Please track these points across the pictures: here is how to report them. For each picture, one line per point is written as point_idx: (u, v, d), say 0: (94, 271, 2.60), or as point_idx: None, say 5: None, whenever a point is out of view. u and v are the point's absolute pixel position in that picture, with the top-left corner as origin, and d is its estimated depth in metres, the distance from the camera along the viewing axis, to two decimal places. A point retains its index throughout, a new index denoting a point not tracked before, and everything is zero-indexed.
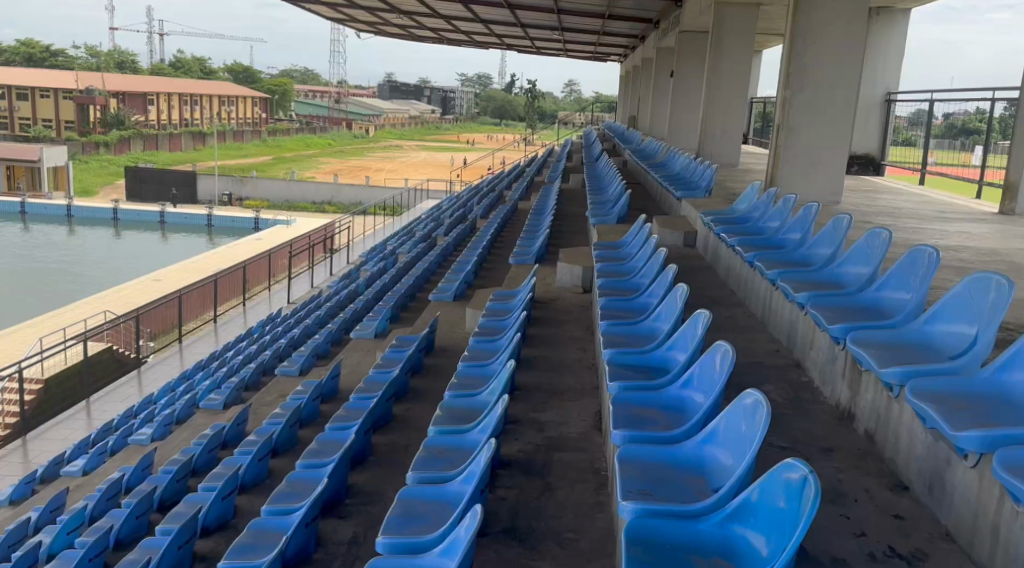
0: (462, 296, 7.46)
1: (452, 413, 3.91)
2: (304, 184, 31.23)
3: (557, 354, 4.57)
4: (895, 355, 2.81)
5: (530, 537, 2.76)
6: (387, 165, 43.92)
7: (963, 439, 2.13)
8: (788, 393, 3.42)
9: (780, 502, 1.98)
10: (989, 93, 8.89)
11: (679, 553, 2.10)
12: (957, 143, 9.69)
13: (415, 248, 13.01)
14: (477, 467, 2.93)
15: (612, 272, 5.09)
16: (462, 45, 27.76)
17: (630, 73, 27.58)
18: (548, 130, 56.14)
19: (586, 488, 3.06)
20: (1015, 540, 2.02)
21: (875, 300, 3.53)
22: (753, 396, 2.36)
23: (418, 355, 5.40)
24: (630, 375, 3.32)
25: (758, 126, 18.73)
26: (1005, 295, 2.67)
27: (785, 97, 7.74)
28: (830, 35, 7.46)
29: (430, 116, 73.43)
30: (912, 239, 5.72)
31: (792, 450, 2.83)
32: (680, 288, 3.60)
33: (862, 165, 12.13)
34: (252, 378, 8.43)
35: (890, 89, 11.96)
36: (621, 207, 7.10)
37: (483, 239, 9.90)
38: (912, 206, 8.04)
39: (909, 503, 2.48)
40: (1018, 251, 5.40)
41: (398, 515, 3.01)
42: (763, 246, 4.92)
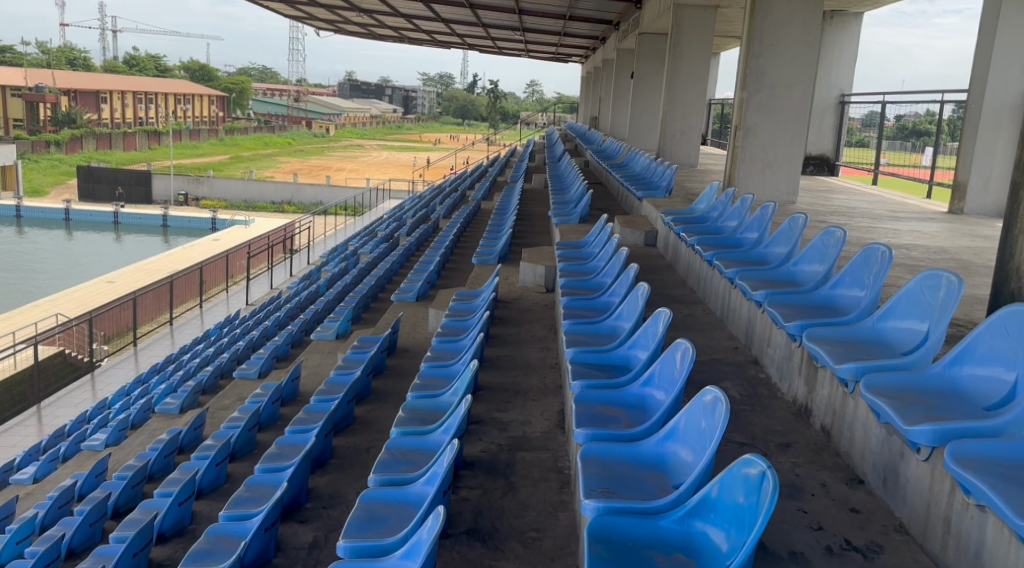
0: (424, 297, 7.43)
1: (414, 414, 3.89)
2: (262, 184, 30.76)
3: (519, 354, 4.57)
4: (849, 352, 2.87)
5: (494, 537, 2.76)
6: (349, 165, 43.53)
7: (914, 433, 2.18)
8: (747, 390, 3.47)
9: (739, 498, 2.00)
10: (938, 95, 9.11)
11: (641, 550, 2.11)
12: (908, 144, 9.93)
13: (376, 248, 12.91)
14: (440, 469, 2.91)
15: (574, 271, 5.11)
16: (424, 45, 27.64)
17: (591, 73, 27.64)
18: (510, 130, 56.20)
19: (549, 487, 3.06)
20: (966, 531, 2.07)
21: (829, 298, 3.60)
22: (713, 393, 2.37)
23: (381, 355, 5.36)
24: (592, 374, 3.33)
25: (717, 127, 18.98)
26: (955, 292, 2.73)
27: (742, 98, 7.84)
28: (784, 37, 7.59)
29: (392, 115, 72.93)
30: (866, 238, 5.85)
31: (751, 446, 2.87)
32: (641, 287, 3.63)
33: (817, 165, 12.44)
34: (209, 381, 8.28)
35: (844, 91, 12.20)
36: (583, 206, 7.12)
37: (445, 239, 9.88)
38: (865, 205, 8.21)
39: (864, 496, 2.53)
40: (967, 249, 5.55)
41: (359, 518, 2.98)
42: (721, 246, 4.98)
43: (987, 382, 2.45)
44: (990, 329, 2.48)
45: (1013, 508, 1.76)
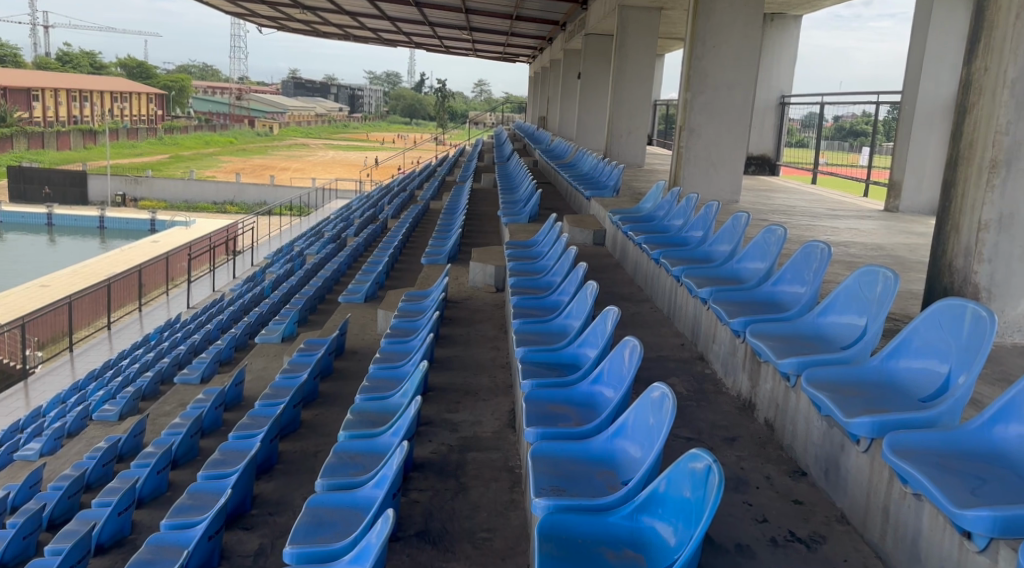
0: (373, 298, 7.36)
1: (363, 417, 3.85)
2: (203, 184, 30.08)
3: (469, 354, 4.55)
4: (791, 346, 2.94)
5: (444, 539, 2.73)
6: (294, 165, 42.84)
7: (854, 425, 2.24)
8: (693, 386, 3.52)
9: (686, 492, 2.01)
10: (874, 96, 9.40)
11: (591, 547, 2.12)
12: (846, 143, 10.22)
13: (323, 249, 12.74)
14: (388, 472, 2.88)
15: (523, 270, 5.12)
16: (369, 43, 27.41)
17: (539, 73, 27.81)
18: (459, 130, 56.06)
19: (500, 487, 3.06)
20: (903, 519, 2.13)
21: (771, 294, 3.67)
22: (660, 389, 2.38)
23: (328, 357, 5.28)
24: (542, 373, 3.34)
25: (662, 127, 19.28)
26: (892, 286, 2.81)
27: (686, 99, 7.96)
28: (726, 39, 7.73)
29: (337, 114, 72.06)
30: (807, 236, 6.00)
31: (697, 441, 2.92)
32: (590, 286, 3.65)
33: (758, 165, 12.67)
34: (150, 387, 8.05)
35: (784, 93, 12.49)
36: (532, 206, 7.14)
37: (394, 239, 9.80)
38: (805, 204, 8.42)
39: (807, 488, 2.59)
40: (902, 246, 5.74)
41: (306, 523, 2.93)
42: (667, 244, 5.05)
43: (923, 374, 2.52)
44: (925, 323, 2.56)
45: (947, 496, 1.81)
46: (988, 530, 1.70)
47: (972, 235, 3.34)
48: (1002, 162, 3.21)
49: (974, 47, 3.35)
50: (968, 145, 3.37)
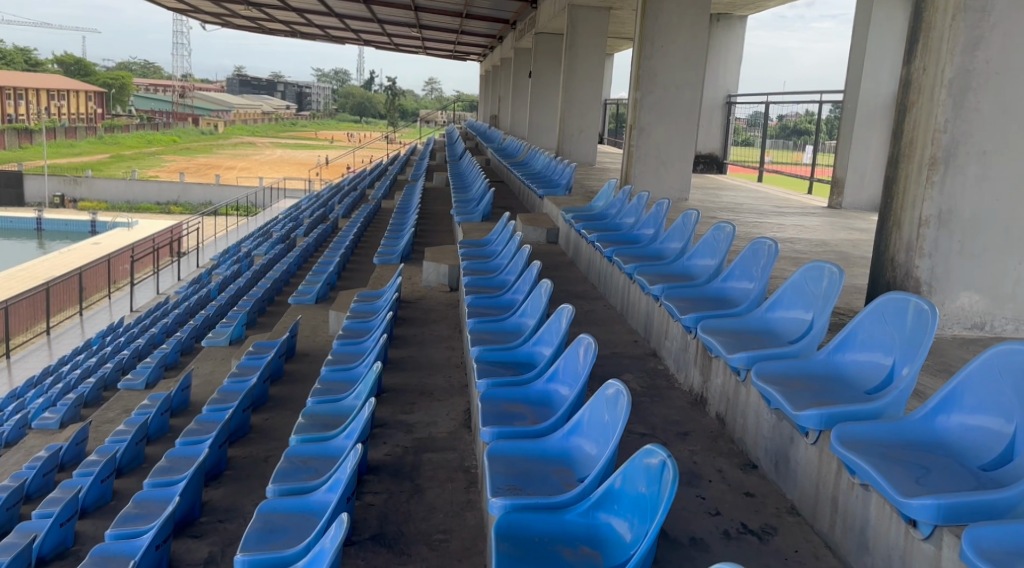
0: (324, 299, 7.25)
1: (315, 420, 3.79)
2: (145, 184, 29.34)
3: (424, 354, 4.52)
4: (741, 342, 2.99)
5: (400, 541, 2.70)
6: (240, 164, 42.03)
7: (803, 418, 2.28)
8: (646, 382, 3.55)
9: (641, 487, 2.02)
10: (816, 96, 9.62)
11: (548, 545, 2.11)
12: (790, 142, 10.44)
13: (271, 249, 12.52)
14: (342, 474, 2.83)
15: (476, 270, 5.11)
16: (317, 40, 27.05)
17: (489, 71, 27.83)
18: (410, 128, 55.71)
19: (456, 488, 3.04)
20: (851, 509, 2.18)
21: (721, 291, 3.73)
22: (615, 386, 2.38)
23: (278, 360, 5.20)
24: (497, 371, 3.33)
25: (613, 126, 19.48)
26: (837, 282, 2.87)
27: (636, 98, 8.04)
28: (674, 38, 7.83)
29: (285, 113, 70.92)
30: (754, 233, 6.11)
31: (651, 436, 2.95)
32: (544, 284, 3.65)
33: (706, 164, 12.86)
34: (92, 394, 7.80)
35: (730, 92, 12.71)
36: (484, 205, 7.13)
37: (345, 239, 9.69)
38: (752, 201, 8.57)
39: (758, 480, 2.64)
40: (845, 242, 5.89)
41: (258, 530, 2.87)
42: (619, 242, 5.09)
43: (868, 367, 2.59)
44: (869, 317, 2.62)
45: (893, 485, 1.86)
46: (932, 518, 1.74)
47: (913, 231, 3.43)
48: (941, 159, 3.30)
49: (913, 48, 3.46)
50: (909, 142, 3.46)
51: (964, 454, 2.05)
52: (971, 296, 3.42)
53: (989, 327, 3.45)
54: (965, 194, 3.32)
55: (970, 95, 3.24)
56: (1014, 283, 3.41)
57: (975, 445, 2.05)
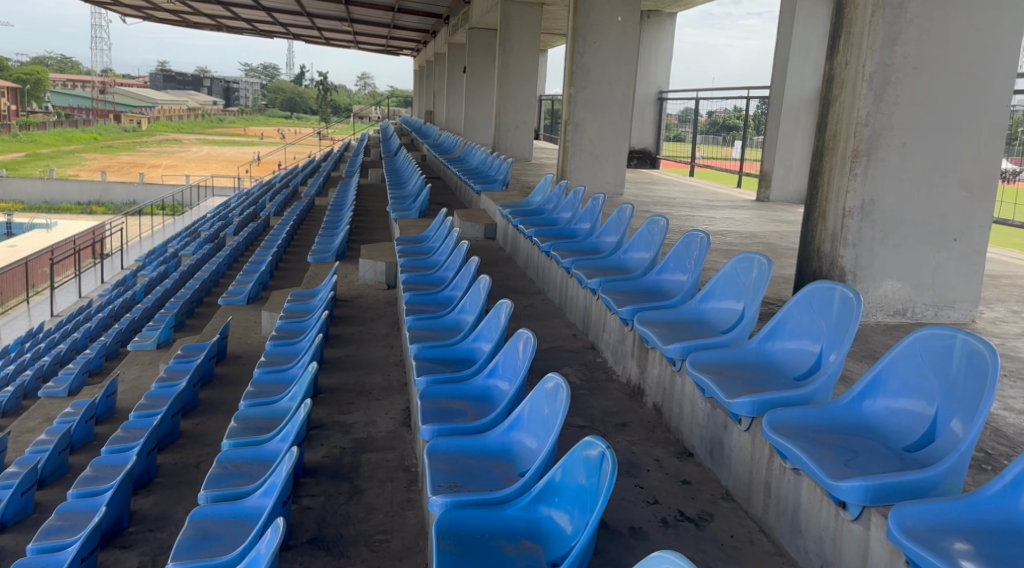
0: (256, 299, 7.08)
1: (248, 424, 3.69)
2: (64, 183, 28.15)
3: (362, 353, 4.45)
4: (676, 333, 3.04)
5: (339, 543, 2.65)
6: (166, 161, 40.80)
7: (736, 405, 2.33)
8: (585, 374, 3.59)
9: (581, 479, 2.01)
10: (744, 92, 9.88)
11: (488, 542, 2.10)
12: (719, 137, 10.69)
13: (200, 249, 12.17)
14: (277, 478, 2.77)
15: (413, 267, 5.06)
16: (245, 33, 26.41)
17: (424, 67, 27.69)
18: (343, 124, 54.89)
19: (396, 487, 3.01)
20: (783, 493, 2.23)
21: (656, 283, 3.78)
22: (554, 380, 2.38)
23: (209, 363, 5.06)
24: (435, 369, 3.31)
25: (548, 122, 19.61)
26: (766, 273, 2.94)
27: (571, 94, 8.09)
28: (606, 34, 7.91)
29: (212, 108, 69.01)
30: (686, 226, 6.22)
31: (591, 428, 2.98)
32: (482, 279, 3.63)
33: (640, 159, 12.99)
34: (11, 404, 7.44)
35: (661, 88, 12.92)
36: (421, 201, 7.08)
37: (278, 237, 9.50)
38: (684, 195, 8.73)
39: (694, 468, 2.69)
40: (774, 234, 6.06)
41: (190, 538, 2.78)
42: (556, 237, 5.12)
43: (796, 354, 2.65)
44: (797, 305, 2.69)
45: (823, 468, 1.91)
46: (860, 499, 1.80)
47: (838, 222, 3.54)
48: (863, 151, 3.42)
49: (835, 44, 3.56)
50: (832, 135, 3.57)
51: (889, 436, 2.12)
52: (893, 284, 3.55)
53: (910, 314, 3.59)
54: (886, 185, 3.45)
55: (890, 88, 3.36)
56: (933, 270, 3.56)
57: (898, 427, 2.12)
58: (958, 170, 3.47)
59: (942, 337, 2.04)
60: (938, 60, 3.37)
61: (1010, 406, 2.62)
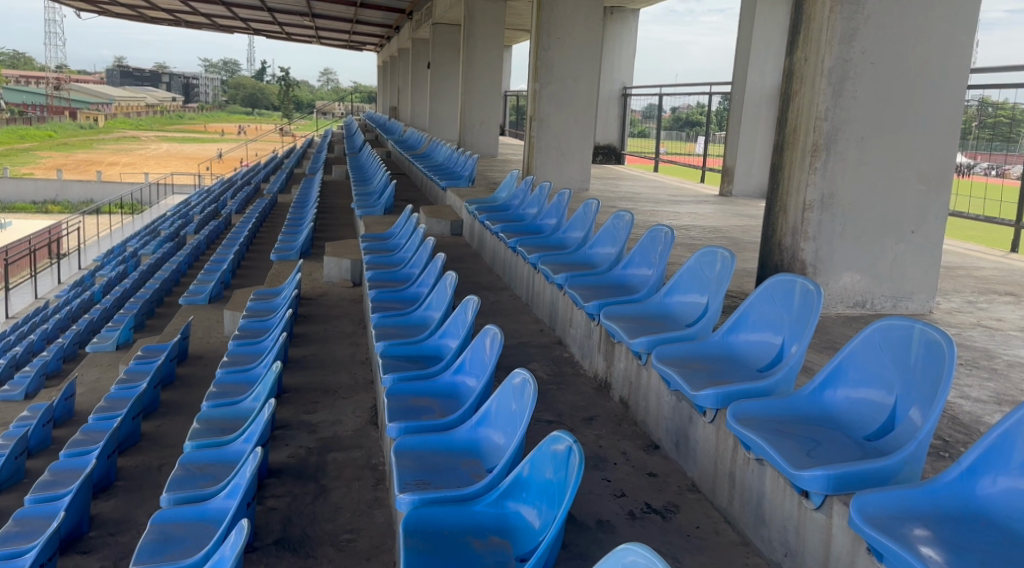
0: (218, 298, 6.97)
1: (210, 425, 3.63)
2: (17, 182, 27.41)
3: (327, 352, 4.41)
4: (641, 327, 3.06)
5: (305, 544, 2.62)
6: (123, 159, 39.97)
7: (701, 398, 2.35)
8: (552, 369, 3.60)
9: (548, 473, 2.01)
10: (706, 88, 9.99)
11: (456, 539, 2.09)
12: (683, 133, 10.78)
13: (160, 249, 11.95)
14: (241, 479, 2.73)
15: (379, 264, 5.02)
16: (204, 28, 25.96)
17: (387, 63, 27.52)
18: (306, 121, 54.28)
19: (363, 485, 2.98)
20: (747, 483, 2.26)
21: (621, 278, 3.80)
22: (521, 375, 2.37)
23: (170, 363, 4.97)
24: (401, 366, 3.29)
25: (513, 118, 19.61)
26: (728, 266, 2.97)
27: (535, 89, 8.09)
28: (570, 30, 7.93)
29: (171, 105, 67.73)
30: (651, 221, 6.26)
31: (558, 423, 2.99)
32: (449, 276, 3.62)
33: (605, 155, 13.04)
34: None
35: (625, 84, 12.99)
36: (386, 198, 7.03)
37: (240, 235, 9.36)
38: (649, 191, 8.79)
39: (660, 460, 2.71)
40: (737, 228, 6.13)
41: (152, 542, 2.73)
42: (523, 233, 5.12)
43: (759, 346, 2.69)
44: (759, 298, 2.72)
45: (786, 459, 1.93)
46: (822, 488, 1.83)
47: (798, 215, 3.58)
48: (823, 145, 3.47)
49: (794, 39, 3.60)
50: (792, 129, 3.61)
51: (850, 426, 2.16)
52: (853, 276, 3.62)
53: (869, 305, 3.66)
54: (844, 179, 3.50)
55: (848, 83, 3.42)
56: (891, 263, 3.63)
57: (857, 417, 2.16)
58: (914, 164, 3.54)
59: (900, 327, 2.08)
60: (895, 56, 3.43)
61: (966, 394, 2.68)
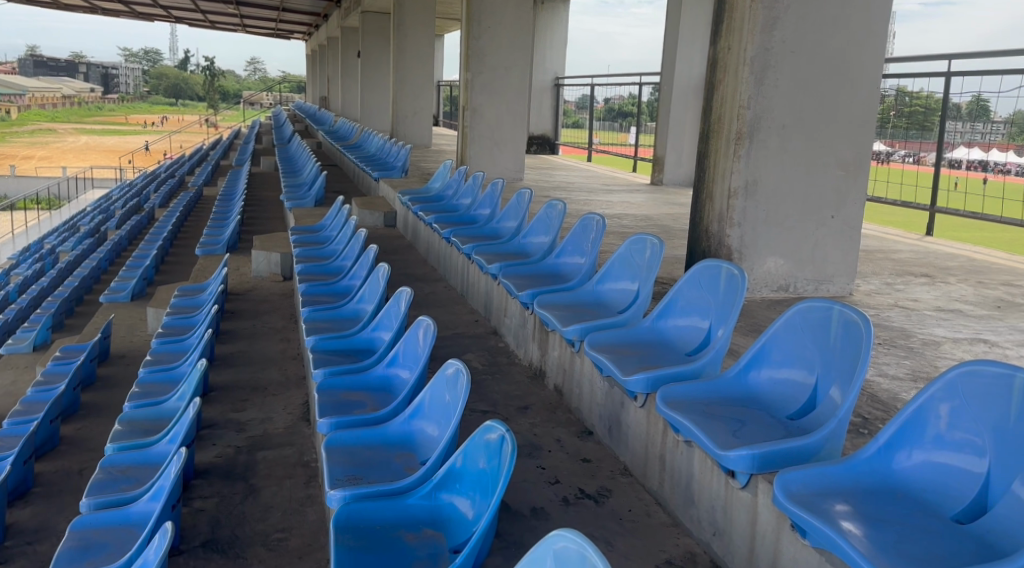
0: (140, 296, 6.73)
1: (133, 426, 3.50)
2: None
3: (256, 349, 4.30)
4: (574, 314, 3.08)
5: (235, 545, 2.55)
6: (39, 153, 38.24)
7: (631, 383, 2.38)
8: (487, 360, 3.59)
9: (481, 463, 1.99)
10: (637, 78, 10.12)
11: (388, 533, 2.06)
12: (615, 124, 10.87)
13: (79, 245, 11.46)
14: (165, 481, 2.64)
15: (309, 257, 4.92)
16: (122, 16, 24.97)
17: (316, 53, 27.02)
18: (233, 112, 52.83)
19: (295, 484, 2.92)
20: (678, 466, 2.29)
21: (555, 266, 3.81)
22: (454, 365, 2.34)
23: (90, 364, 4.77)
24: (333, 360, 3.22)
25: (447, 109, 19.50)
26: (658, 253, 3.00)
27: (466, 79, 8.05)
28: (500, 19, 7.92)
29: (88, 95, 65.04)
30: (584, 210, 6.32)
31: (493, 413, 2.98)
32: (381, 267, 3.56)
33: (539, 145, 13.08)
34: None
35: (557, 75, 13.04)
36: (317, 189, 6.90)
37: (163, 229, 9.05)
38: (582, 180, 8.86)
39: (594, 446, 2.74)
40: (667, 216, 6.23)
41: (70, 551, 2.61)
42: (457, 223, 5.09)
43: (687, 331, 2.73)
44: (687, 284, 2.77)
45: (712, 439, 1.97)
46: (748, 467, 1.86)
47: (723, 202, 3.65)
48: (746, 133, 3.54)
49: (717, 29, 3.66)
50: (716, 119, 3.67)
51: (774, 406, 2.21)
52: (776, 261, 3.71)
53: (792, 289, 3.76)
54: (766, 166, 3.59)
55: (769, 73, 3.50)
56: (812, 248, 3.74)
57: (781, 397, 2.22)
58: (834, 152, 3.66)
59: (819, 309, 2.15)
60: (814, 45, 3.53)
61: (883, 372, 2.79)
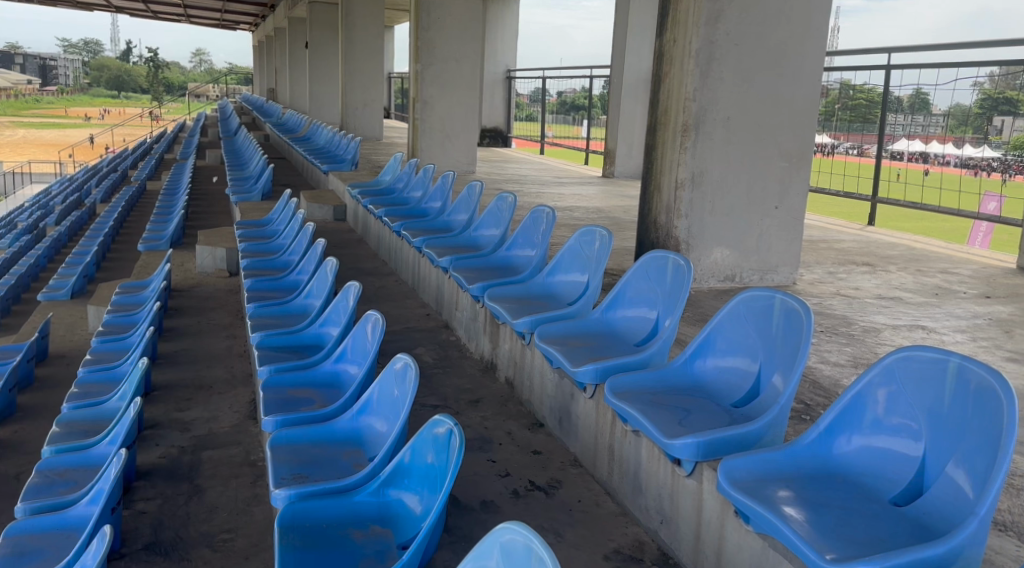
0: (81, 293, 6.53)
1: (71, 428, 3.40)
2: None
3: (202, 346, 4.21)
4: (524, 307, 3.08)
5: (178, 547, 2.49)
6: None
7: (581, 373, 2.39)
8: (438, 354, 3.57)
9: (430, 458, 1.98)
10: (588, 71, 10.17)
11: (335, 531, 2.04)
12: (568, 117, 10.89)
13: (15, 242, 11.07)
14: (105, 483, 2.56)
15: (256, 252, 4.83)
16: (59, 6, 24.15)
17: (263, 44, 26.54)
18: (178, 104, 51.58)
19: (241, 483, 2.86)
20: (626, 455, 2.31)
21: (505, 259, 3.80)
22: (403, 360, 2.31)
23: (27, 365, 4.61)
24: (280, 357, 3.17)
25: (399, 101, 19.35)
26: (606, 244, 3.01)
27: (416, 71, 8.00)
28: (450, 11, 7.87)
29: (25, 86, 62.82)
30: (535, 203, 6.32)
31: (444, 407, 2.96)
32: (329, 261, 3.51)
33: (492, 137, 13.08)
34: None
35: (509, 67, 13.02)
36: (264, 182, 6.77)
37: (104, 224, 8.79)
38: (534, 173, 8.88)
39: (544, 438, 2.74)
40: (618, 208, 6.28)
41: (3, 558, 2.52)
42: (407, 216, 5.05)
43: (635, 322, 2.75)
44: (636, 274, 2.78)
45: (659, 428, 1.99)
46: (693, 455, 1.89)
47: (671, 194, 3.69)
48: (692, 125, 3.58)
49: (663, 21, 3.69)
50: (664, 111, 3.71)
51: (719, 394, 2.24)
52: (722, 251, 3.76)
53: (738, 279, 3.82)
54: (712, 157, 3.63)
55: (714, 65, 3.54)
56: (758, 238, 3.79)
57: (726, 385, 2.24)
58: (777, 143, 3.72)
59: (763, 298, 2.18)
60: (758, 37, 3.58)
61: (825, 359, 2.85)
